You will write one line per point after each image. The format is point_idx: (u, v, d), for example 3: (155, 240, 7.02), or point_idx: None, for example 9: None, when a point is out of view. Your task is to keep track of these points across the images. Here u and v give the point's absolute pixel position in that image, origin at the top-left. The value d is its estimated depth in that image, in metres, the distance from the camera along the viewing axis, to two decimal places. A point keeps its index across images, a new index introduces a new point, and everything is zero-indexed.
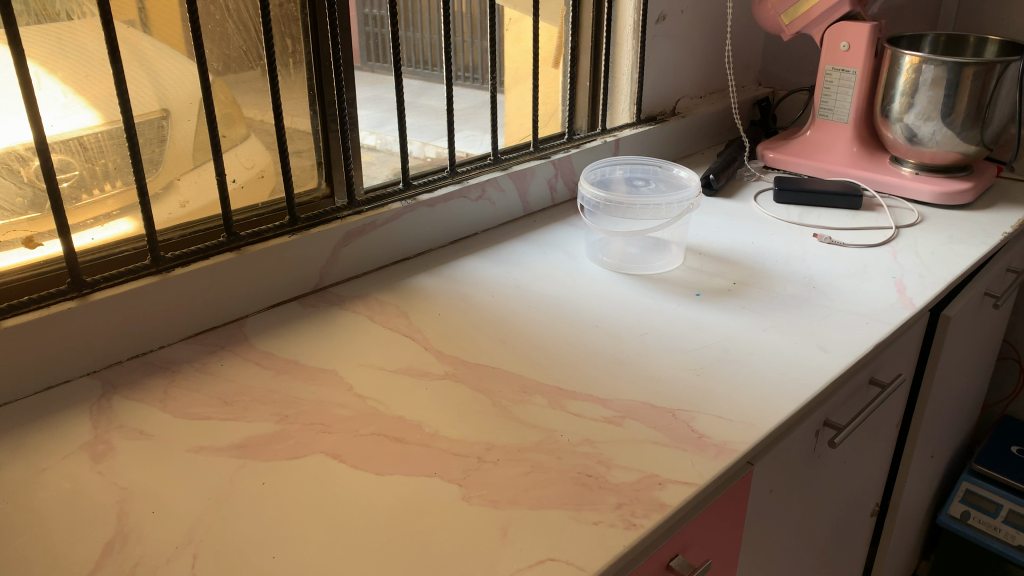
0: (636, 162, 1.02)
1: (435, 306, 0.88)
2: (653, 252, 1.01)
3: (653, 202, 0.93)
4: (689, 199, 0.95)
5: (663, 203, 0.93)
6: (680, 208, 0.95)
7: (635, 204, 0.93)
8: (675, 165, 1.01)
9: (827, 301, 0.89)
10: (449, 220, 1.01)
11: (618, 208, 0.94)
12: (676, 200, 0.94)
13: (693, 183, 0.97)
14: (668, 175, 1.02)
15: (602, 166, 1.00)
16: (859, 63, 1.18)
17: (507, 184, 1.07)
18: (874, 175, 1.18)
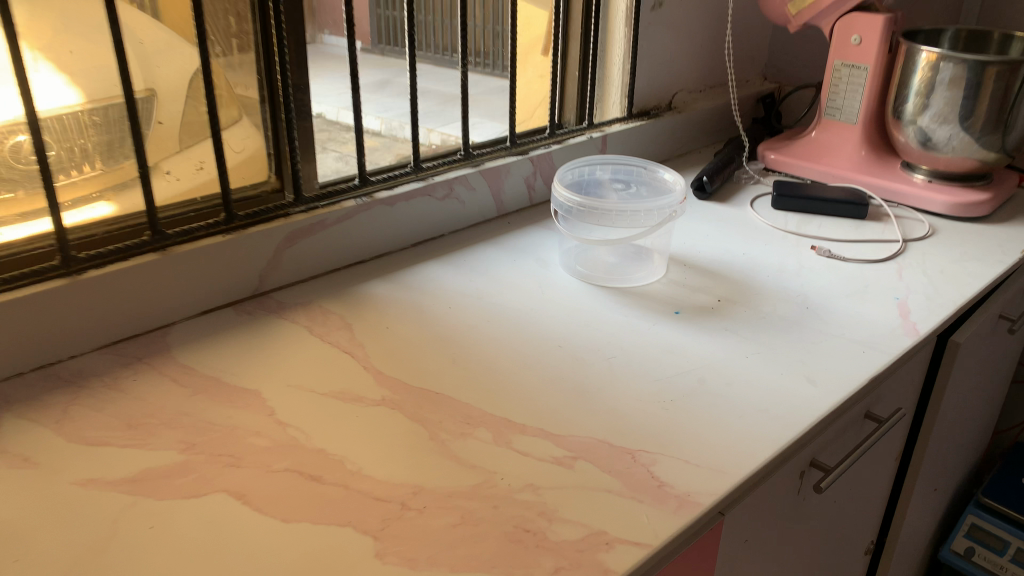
0: (618, 161, 0.93)
1: (383, 317, 0.80)
2: (634, 262, 0.92)
3: (633, 208, 0.84)
4: (673, 205, 0.85)
5: (644, 209, 0.84)
6: (662, 215, 0.85)
7: (613, 210, 0.84)
8: (662, 165, 0.91)
9: (822, 325, 0.80)
10: (411, 220, 0.92)
11: (592, 214, 0.85)
12: (658, 207, 0.84)
13: (677, 187, 0.88)
14: (653, 176, 0.92)
15: (581, 165, 0.91)
16: (871, 58, 1.09)
17: (478, 182, 0.98)
18: (883, 181, 1.08)
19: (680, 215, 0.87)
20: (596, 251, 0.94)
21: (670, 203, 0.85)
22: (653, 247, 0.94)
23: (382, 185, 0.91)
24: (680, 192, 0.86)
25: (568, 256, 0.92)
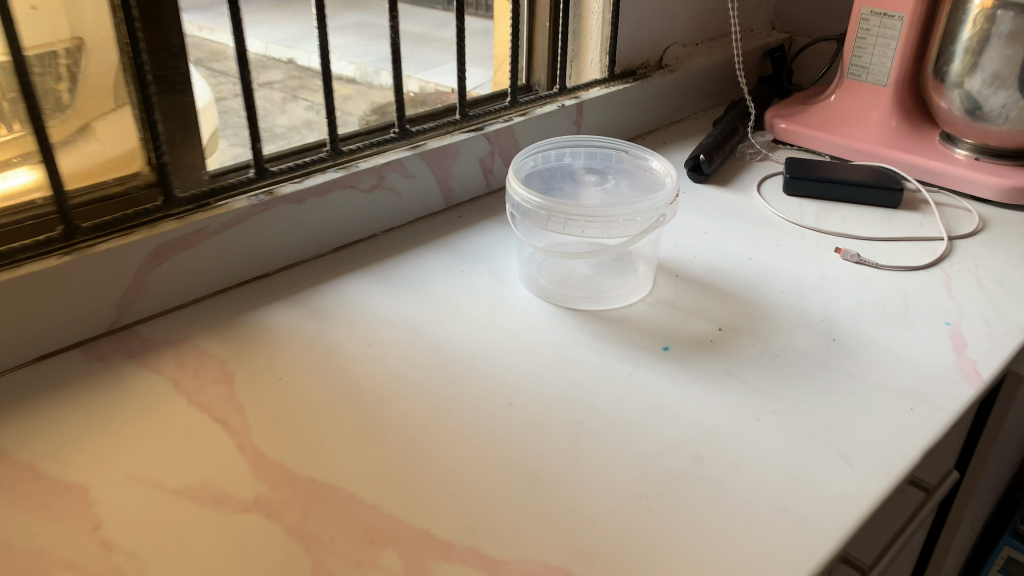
0: (591, 143, 0.72)
1: (278, 362, 0.60)
2: (612, 275, 0.72)
3: (609, 213, 0.63)
4: (662, 205, 0.65)
5: (625, 213, 0.63)
6: (647, 220, 0.64)
7: (584, 216, 0.63)
8: (647, 150, 0.70)
9: (854, 368, 0.61)
10: (328, 220, 0.72)
11: (557, 223, 0.64)
12: (641, 209, 0.63)
13: (669, 180, 0.67)
14: (638, 163, 0.72)
15: (543, 150, 0.70)
16: (909, 5, 0.88)
17: (418, 168, 0.77)
18: (918, 159, 0.88)
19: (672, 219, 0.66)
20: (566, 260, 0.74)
21: (659, 204, 0.64)
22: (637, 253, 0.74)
23: (289, 177, 0.70)
24: (671, 187, 0.66)
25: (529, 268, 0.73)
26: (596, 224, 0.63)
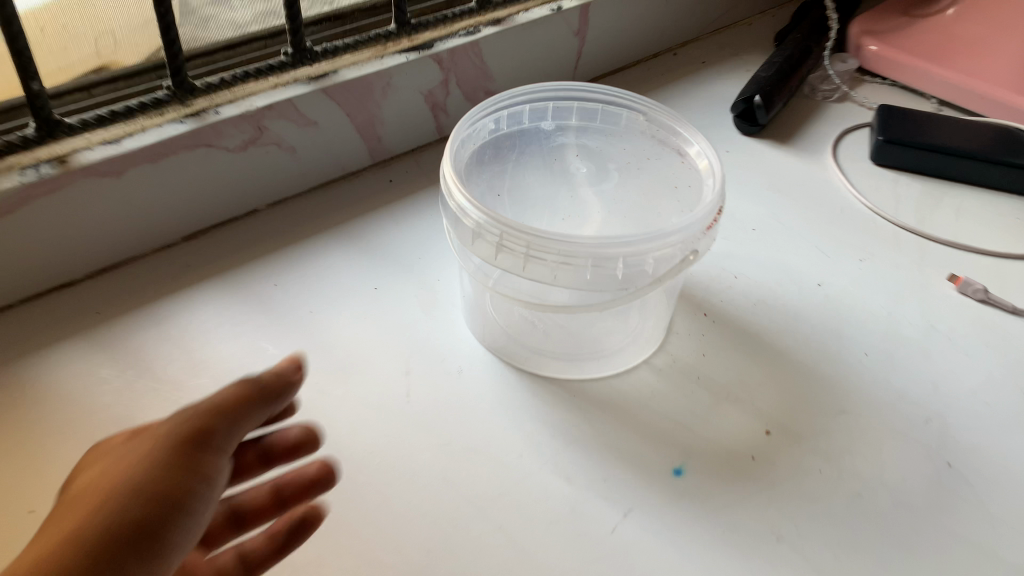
0: (589, 99, 0.47)
1: (37, 470, 0.37)
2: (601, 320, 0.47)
3: (601, 244, 0.36)
4: (695, 233, 0.38)
5: (629, 247, 0.37)
6: (667, 257, 0.38)
7: (556, 246, 0.37)
8: (675, 118, 0.44)
9: (985, 536, 0.37)
10: (169, 196, 0.47)
11: (513, 252, 0.38)
12: (659, 240, 0.37)
13: (710, 181, 0.41)
14: (661, 137, 0.46)
15: (510, 108, 0.45)
16: None
17: (322, 111, 0.50)
18: None
19: (708, 251, 0.40)
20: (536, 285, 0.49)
21: (692, 229, 0.38)
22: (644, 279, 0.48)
23: (98, 133, 0.44)
24: (712, 197, 0.39)
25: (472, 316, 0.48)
26: (578, 262, 0.37)
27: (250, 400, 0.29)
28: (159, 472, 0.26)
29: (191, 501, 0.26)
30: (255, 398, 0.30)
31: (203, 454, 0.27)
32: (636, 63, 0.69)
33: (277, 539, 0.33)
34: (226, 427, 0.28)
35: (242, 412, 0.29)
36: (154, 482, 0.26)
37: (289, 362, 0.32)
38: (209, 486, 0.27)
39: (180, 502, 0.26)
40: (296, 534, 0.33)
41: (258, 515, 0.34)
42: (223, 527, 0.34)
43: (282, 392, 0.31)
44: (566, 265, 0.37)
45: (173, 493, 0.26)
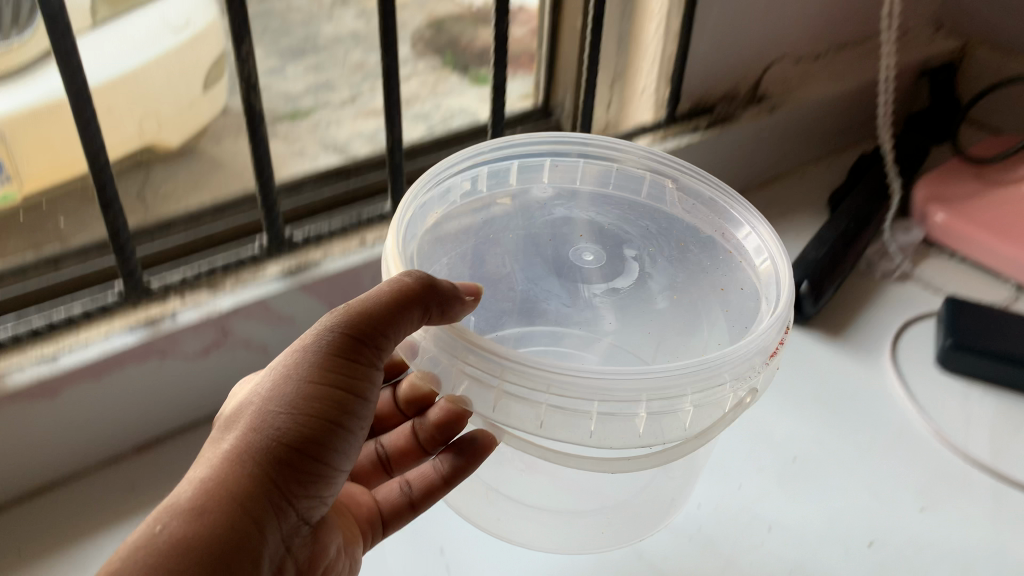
0: (598, 152, 0.44)
1: None
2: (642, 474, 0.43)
3: (625, 389, 0.30)
4: (754, 362, 0.33)
5: (665, 386, 0.31)
6: (713, 394, 0.32)
7: (558, 391, 0.30)
8: (717, 182, 0.42)
9: None
10: (114, 413, 0.41)
11: (481, 382, 0.31)
12: (702, 372, 0.31)
13: (771, 285, 0.38)
14: (701, 199, 0.43)
15: (512, 136, 0.42)
16: None
17: (300, 306, 0.45)
18: None
19: (767, 385, 0.35)
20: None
21: (752, 353, 0.32)
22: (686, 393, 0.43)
23: (33, 350, 0.39)
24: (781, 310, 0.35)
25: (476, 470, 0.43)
26: (574, 406, 0.31)
27: (397, 308, 0.31)
28: (314, 382, 0.30)
29: (350, 414, 0.30)
30: (397, 302, 0.31)
31: (356, 368, 0.30)
32: None
33: (442, 470, 0.38)
34: (378, 336, 0.31)
35: (393, 318, 0.31)
36: (313, 385, 0.29)
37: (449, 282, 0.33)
38: (377, 370, 0.31)
39: (337, 420, 0.30)
40: (463, 465, 0.38)
41: (402, 458, 0.42)
42: (376, 470, 0.42)
43: (423, 293, 0.31)
44: (557, 407, 0.31)
45: (330, 414, 0.29)
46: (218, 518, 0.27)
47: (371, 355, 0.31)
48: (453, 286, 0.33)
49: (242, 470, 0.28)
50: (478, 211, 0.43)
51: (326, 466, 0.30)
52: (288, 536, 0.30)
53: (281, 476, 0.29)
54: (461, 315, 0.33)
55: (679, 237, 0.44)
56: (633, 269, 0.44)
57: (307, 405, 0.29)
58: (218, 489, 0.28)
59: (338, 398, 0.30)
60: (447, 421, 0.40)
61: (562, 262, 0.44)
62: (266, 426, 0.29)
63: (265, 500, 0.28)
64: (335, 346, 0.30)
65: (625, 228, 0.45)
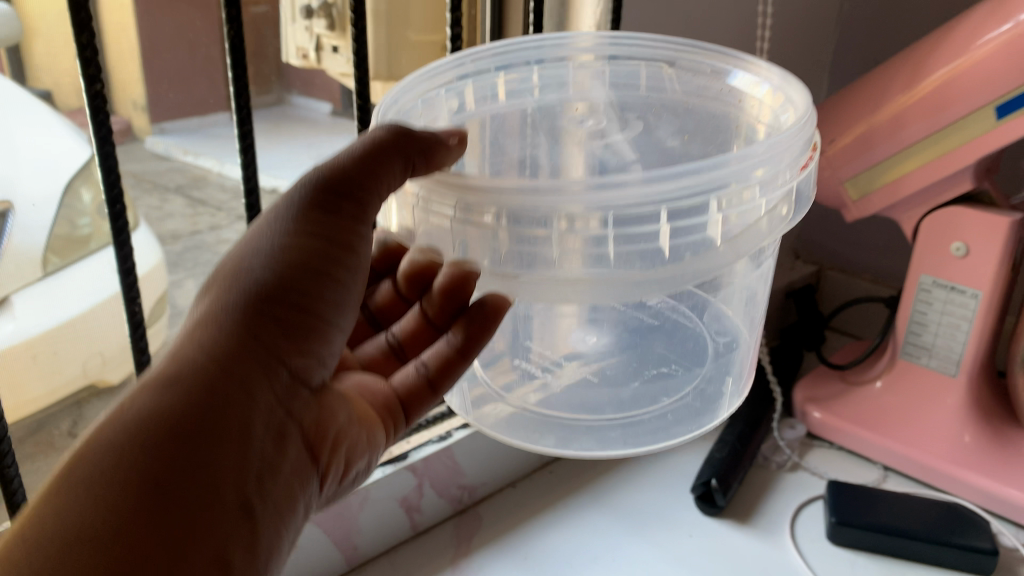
0: (555, 45, 0.55)
1: None
2: (666, 399, 0.54)
3: (649, 201, 0.39)
4: (778, 173, 0.42)
5: (691, 191, 0.39)
6: (738, 194, 0.40)
7: (587, 207, 0.38)
8: (709, 48, 0.54)
9: None
10: None
11: (483, 227, 0.40)
12: (724, 186, 0.39)
13: (782, 107, 0.49)
14: (698, 67, 0.54)
15: (485, 57, 0.54)
16: (985, 281, 0.66)
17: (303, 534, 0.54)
18: (999, 486, 0.65)
19: (793, 190, 0.44)
20: (591, 373, 0.57)
21: (774, 157, 0.41)
22: (692, 325, 0.59)
23: None
24: (802, 127, 0.43)
25: (524, 413, 0.54)
26: (591, 225, 0.39)
27: (371, 157, 0.39)
28: (299, 235, 0.39)
29: (332, 266, 0.39)
30: (374, 151, 0.39)
31: (336, 224, 0.39)
32: None
33: (452, 347, 0.45)
34: (358, 190, 0.39)
35: (370, 167, 0.39)
36: (299, 238, 0.39)
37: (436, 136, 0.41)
38: (362, 215, 0.40)
39: (320, 274, 0.38)
40: (467, 342, 0.45)
41: (412, 341, 0.50)
42: (395, 353, 0.51)
43: (396, 140, 0.40)
44: (570, 234, 0.40)
45: (312, 266, 0.38)
46: (199, 348, 0.36)
47: (348, 197, 0.39)
48: (438, 135, 0.42)
49: (236, 310, 0.37)
50: (489, 109, 0.56)
51: (312, 319, 0.38)
52: (286, 385, 0.38)
53: (260, 314, 0.37)
54: (445, 161, 0.42)
55: (675, 77, 0.56)
56: (638, 126, 0.59)
57: (284, 251, 0.38)
58: (222, 335, 0.36)
59: (320, 248, 0.39)
60: (454, 287, 0.46)
61: (564, 131, 0.60)
62: (248, 275, 0.38)
63: (258, 347, 0.37)
64: (311, 197, 0.39)
65: (632, 91, 0.58)
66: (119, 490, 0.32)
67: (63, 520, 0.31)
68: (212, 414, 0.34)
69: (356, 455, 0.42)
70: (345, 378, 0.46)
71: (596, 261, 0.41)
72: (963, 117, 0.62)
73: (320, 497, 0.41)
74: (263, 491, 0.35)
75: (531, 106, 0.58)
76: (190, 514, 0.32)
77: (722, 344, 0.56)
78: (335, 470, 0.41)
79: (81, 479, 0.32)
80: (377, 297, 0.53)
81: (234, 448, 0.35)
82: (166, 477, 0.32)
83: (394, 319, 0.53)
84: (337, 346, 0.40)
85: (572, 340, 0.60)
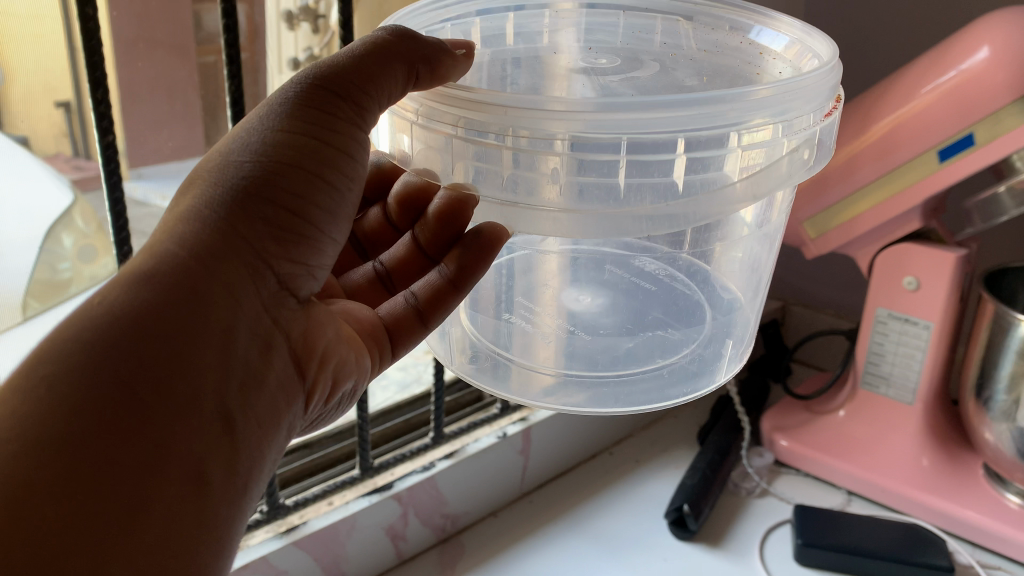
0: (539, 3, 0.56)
1: None
2: (662, 361, 0.53)
3: (666, 125, 0.37)
4: (799, 115, 0.41)
5: (711, 123, 0.38)
6: (759, 132, 0.40)
7: (594, 129, 0.37)
8: (730, 3, 0.54)
9: None
10: None
11: (487, 139, 0.39)
12: (743, 120, 0.39)
13: (804, 51, 0.49)
14: (716, 23, 0.55)
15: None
16: (936, 312, 0.71)
17: (292, 560, 0.56)
18: (955, 506, 0.69)
19: (811, 136, 0.43)
20: (581, 332, 0.54)
21: (795, 98, 0.40)
22: (692, 295, 0.55)
23: None
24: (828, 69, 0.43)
25: (510, 362, 0.52)
26: (595, 137, 0.38)
27: (370, 60, 0.38)
28: (292, 128, 0.37)
29: (325, 169, 0.38)
30: (374, 54, 0.38)
31: (330, 122, 0.38)
32: (576, 464, 0.77)
33: (446, 273, 0.45)
34: (356, 89, 0.38)
35: (369, 70, 0.38)
36: (291, 130, 0.37)
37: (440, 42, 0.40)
38: (359, 119, 0.39)
39: (313, 177, 0.37)
40: (463, 264, 0.45)
41: (401, 266, 0.51)
42: (381, 279, 0.51)
43: (398, 44, 0.38)
44: (565, 152, 0.39)
45: (305, 166, 0.37)
46: (180, 247, 0.35)
47: (345, 100, 0.38)
48: (442, 43, 0.40)
49: (222, 200, 0.36)
50: (497, 47, 0.55)
51: (300, 223, 0.38)
52: (272, 294, 0.38)
53: (246, 214, 0.36)
54: (453, 72, 0.40)
55: (686, 33, 0.55)
56: (652, 65, 0.55)
57: (273, 149, 0.37)
58: (207, 226, 0.36)
59: (313, 145, 0.37)
60: (448, 214, 0.47)
61: (551, 64, 0.57)
62: (237, 169, 0.37)
63: (243, 246, 0.36)
64: (304, 96, 0.38)
65: (644, 44, 0.57)
66: (90, 388, 0.31)
67: (30, 413, 0.31)
68: (190, 315, 0.34)
69: (343, 375, 0.43)
70: (332, 304, 0.46)
71: (595, 196, 0.40)
72: (910, 160, 0.67)
73: (304, 412, 0.42)
74: (245, 401, 0.36)
75: (542, 52, 0.56)
76: (167, 414, 0.32)
77: (723, 312, 0.54)
78: (322, 386, 0.42)
79: (48, 374, 0.31)
80: (366, 222, 0.54)
81: (214, 356, 0.34)
82: (139, 379, 0.32)
83: (380, 246, 0.54)
84: (326, 251, 0.40)
85: (563, 299, 0.55)
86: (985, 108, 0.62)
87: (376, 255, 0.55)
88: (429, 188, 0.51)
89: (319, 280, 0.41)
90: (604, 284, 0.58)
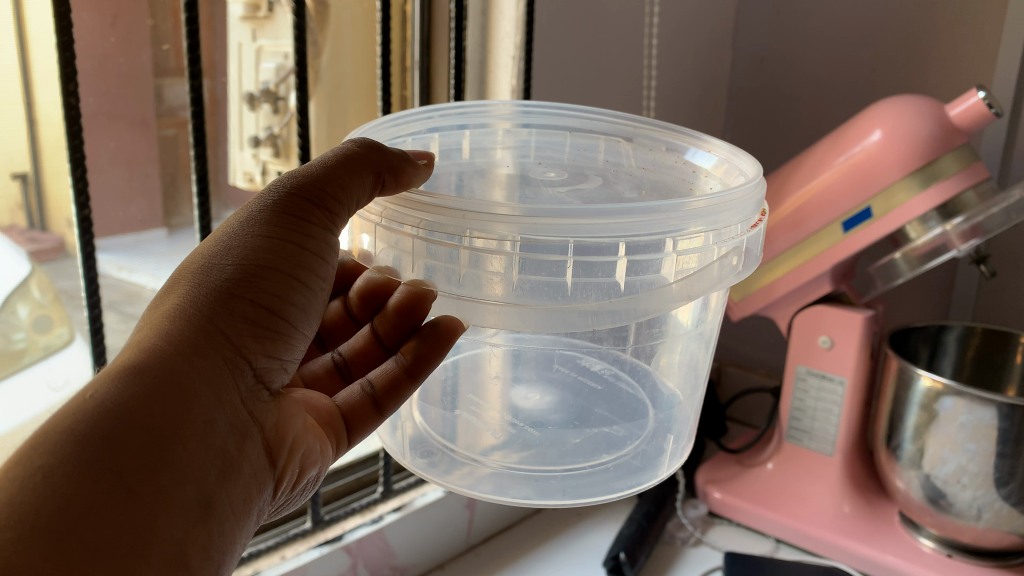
0: (484, 118, 0.60)
1: None
2: (608, 456, 0.55)
3: (607, 233, 0.43)
4: (725, 225, 0.47)
5: (649, 229, 0.44)
6: (694, 239, 0.45)
7: (532, 232, 0.43)
8: (667, 127, 0.60)
9: None
10: None
11: (451, 244, 0.44)
12: (672, 233, 0.44)
13: (732, 169, 0.55)
14: (654, 143, 0.60)
15: (451, 116, 0.59)
16: (849, 369, 0.77)
17: None
18: (874, 551, 0.74)
19: (739, 241, 0.48)
20: (528, 427, 0.55)
21: (716, 211, 0.45)
22: (637, 393, 0.57)
23: None
24: (754, 186, 0.49)
25: (458, 455, 0.55)
26: (549, 238, 0.43)
27: (343, 169, 0.42)
28: (273, 230, 0.40)
29: (303, 268, 0.41)
30: (344, 163, 0.42)
31: (308, 225, 0.41)
32: (520, 518, 0.81)
33: (405, 360, 0.48)
34: (331, 195, 0.42)
35: (343, 179, 0.42)
36: (272, 231, 0.40)
37: (402, 153, 0.45)
38: (331, 221, 0.42)
39: (291, 276, 0.40)
40: (426, 351, 0.47)
41: (360, 356, 0.54)
42: (338, 368, 0.55)
43: (367, 155, 0.43)
44: (523, 253, 0.43)
45: (285, 265, 0.40)
46: (166, 342, 0.37)
47: (318, 208, 0.41)
48: (406, 156, 0.45)
49: (207, 299, 0.38)
50: (454, 162, 0.60)
51: (280, 319, 0.40)
52: (248, 388, 0.39)
53: (229, 311, 0.38)
54: (415, 181, 0.45)
55: (621, 155, 0.62)
56: (597, 180, 0.61)
57: (254, 251, 0.39)
58: (194, 322, 0.38)
59: (293, 246, 0.40)
60: (410, 305, 0.48)
61: (493, 175, 0.61)
62: (220, 268, 0.39)
63: (228, 341, 0.38)
64: (283, 203, 0.40)
65: (588, 162, 0.62)
66: (81, 480, 0.32)
67: (23, 508, 0.31)
68: (180, 408, 0.35)
69: (307, 463, 0.46)
70: (293, 392, 0.48)
71: (542, 292, 0.45)
72: (819, 230, 0.73)
73: (272, 499, 0.44)
74: (222, 488, 0.38)
75: (494, 165, 0.61)
76: (154, 503, 0.34)
77: (662, 409, 0.56)
78: (290, 475, 0.44)
79: (42, 466, 0.32)
80: (326, 313, 0.58)
81: (198, 448, 0.36)
82: (130, 467, 0.33)
83: (338, 335, 0.58)
84: (298, 346, 0.42)
85: (512, 398, 0.57)
86: (878, 184, 0.69)
87: (337, 342, 0.59)
88: (388, 284, 0.53)
89: (289, 373, 0.43)
90: (551, 381, 0.59)
